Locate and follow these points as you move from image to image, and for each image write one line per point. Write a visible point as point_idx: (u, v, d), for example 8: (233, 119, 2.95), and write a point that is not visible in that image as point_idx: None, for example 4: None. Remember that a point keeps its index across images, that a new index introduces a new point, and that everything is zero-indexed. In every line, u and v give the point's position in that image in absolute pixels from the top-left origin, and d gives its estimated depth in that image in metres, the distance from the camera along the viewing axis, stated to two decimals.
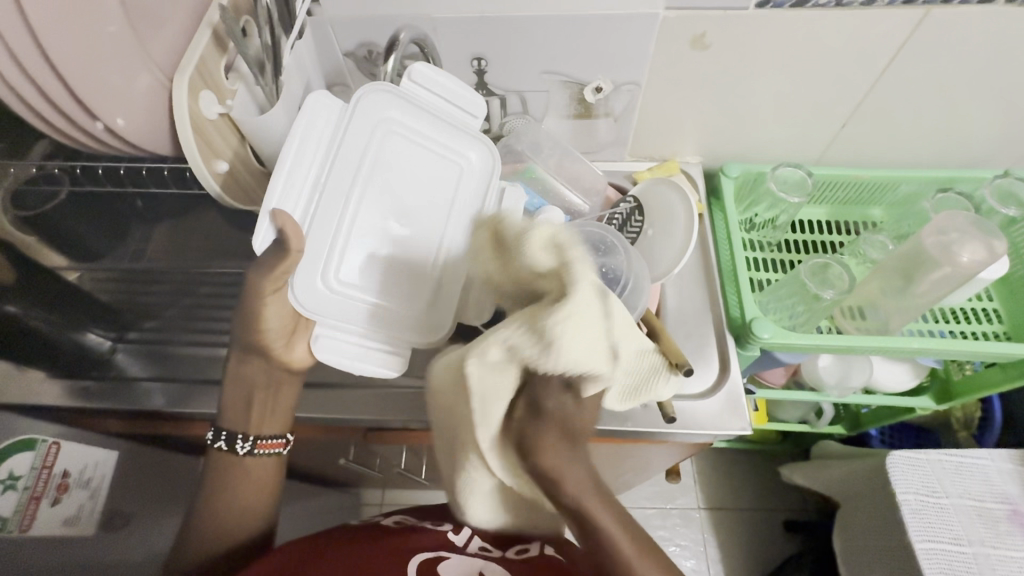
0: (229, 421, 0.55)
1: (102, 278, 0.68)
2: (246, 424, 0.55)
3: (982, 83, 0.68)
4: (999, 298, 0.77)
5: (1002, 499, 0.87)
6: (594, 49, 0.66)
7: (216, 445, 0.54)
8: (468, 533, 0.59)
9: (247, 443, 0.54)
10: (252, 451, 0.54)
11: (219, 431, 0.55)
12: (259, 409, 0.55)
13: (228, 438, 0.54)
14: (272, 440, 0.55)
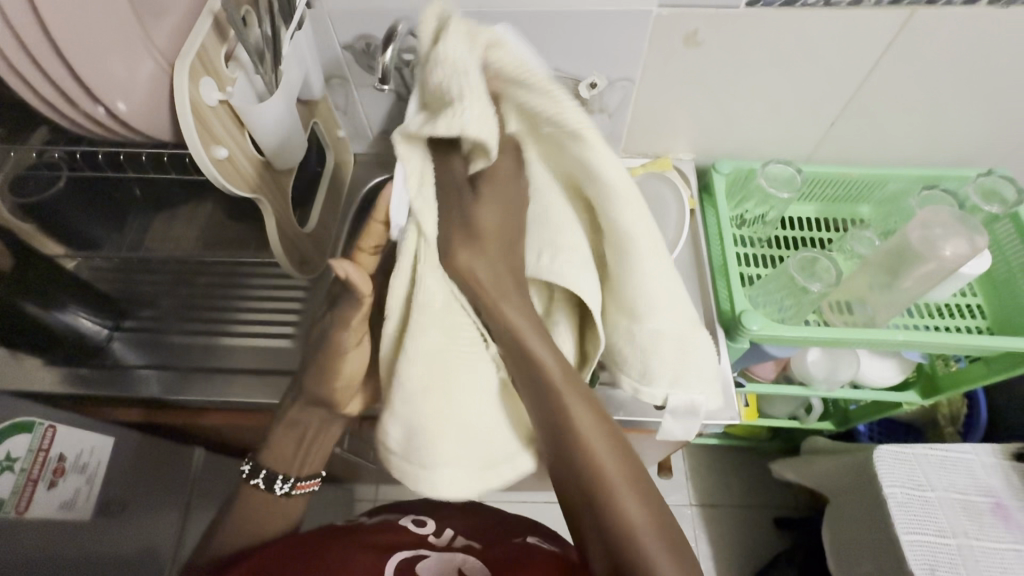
0: (270, 459, 0.58)
1: (100, 267, 0.69)
2: (287, 467, 0.58)
3: (966, 83, 0.70)
4: (982, 294, 0.78)
5: (986, 492, 0.89)
6: (588, 44, 0.67)
7: (254, 483, 0.57)
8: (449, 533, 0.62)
9: (287, 483, 0.58)
10: (290, 491, 0.58)
11: (259, 468, 0.58)
12: (305, 457, 0.59)
13: (268, 478, 0.57)
14: (306, 480, 0.59)
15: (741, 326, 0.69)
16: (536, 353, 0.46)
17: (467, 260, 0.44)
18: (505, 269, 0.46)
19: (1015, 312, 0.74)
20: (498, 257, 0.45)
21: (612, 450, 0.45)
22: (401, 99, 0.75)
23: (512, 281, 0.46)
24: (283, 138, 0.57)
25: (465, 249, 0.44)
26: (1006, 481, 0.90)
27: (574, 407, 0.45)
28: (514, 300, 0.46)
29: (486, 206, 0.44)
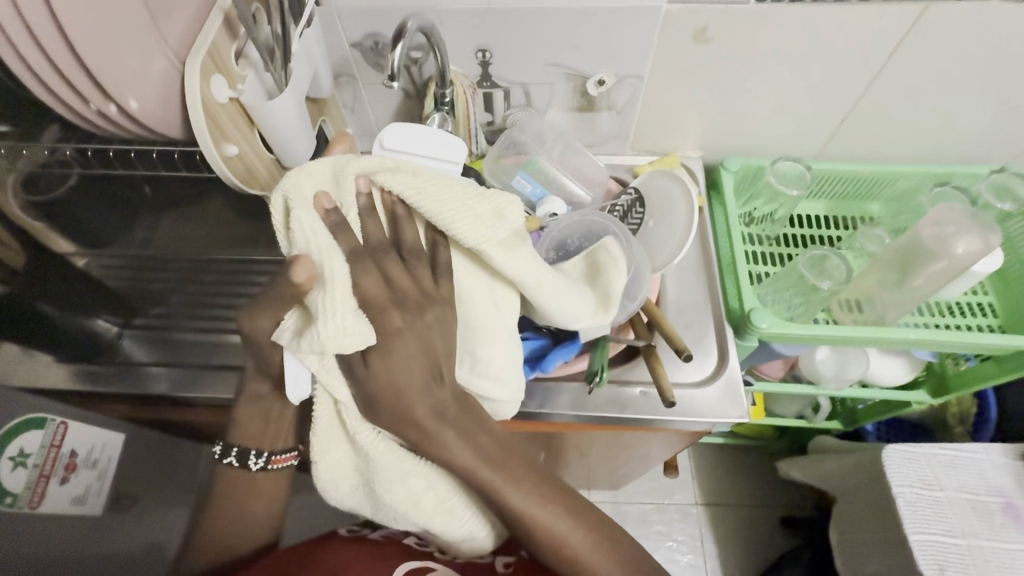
0: (239, 436, 0.55)
1: (110, 263, 0.68)
2: (259, 441, 0.54)
3: (978, 79, 0.70)
4: (994, 293, 0.78)
5: (996, 492, 0.88)
6: (597, 41, 0.67)
7: (225, 462, 0.54)
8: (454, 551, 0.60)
9: (260, 459, 0.54)
10: (265, 467, 0.55)
11: (230, 447, 0.55)
12: (277, 425, 0.55)
13: (240, 454, 0.54)
14: (282, 454, 0.55)
15: (750, 323, 0.69)
16: (457, 457, 0.47)
17: (389, 345, 0.45)
18: (420, 362, 0.47)
19: None
20: (415, 337, 0.47)
21: (555, 511, 0.48)
22: (409, 97, 0.75)
23: (422, 377, 0.46)
24: (293, 135, 0.57)
25: (390, 367, 0.45)
26: (1017, 481, 0.89)
27: (506, 489, 0.47)
28: (422, 398, 0.46)
29: (399, 314, 0.46)
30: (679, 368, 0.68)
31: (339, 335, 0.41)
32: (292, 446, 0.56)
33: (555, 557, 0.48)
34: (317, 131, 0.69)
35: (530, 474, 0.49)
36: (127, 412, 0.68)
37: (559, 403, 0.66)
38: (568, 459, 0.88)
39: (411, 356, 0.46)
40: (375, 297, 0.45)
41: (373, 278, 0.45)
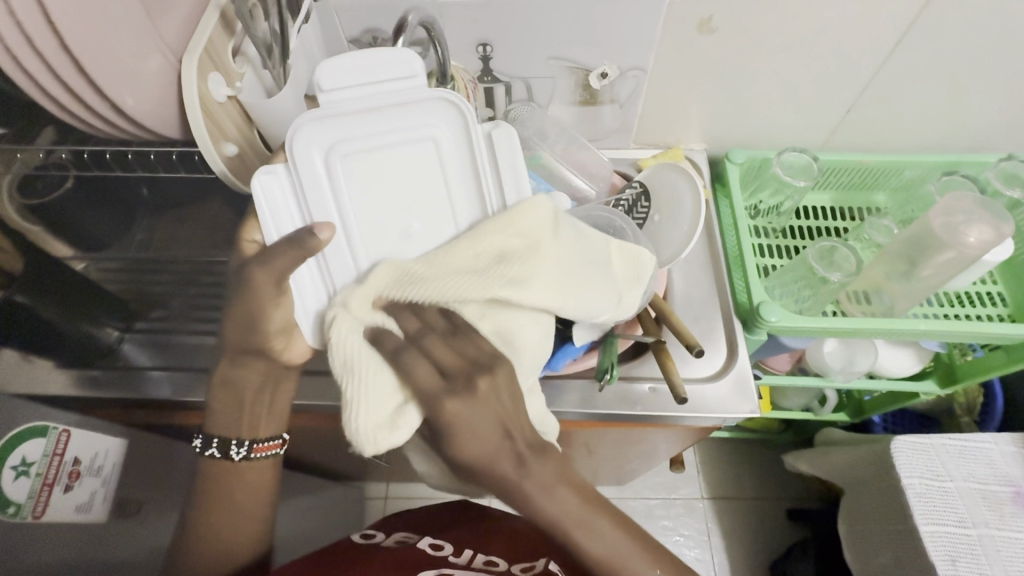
0: (216, 428, 0.56)
1: (108, 268, 0.68)
2: (237, 431, 0.55)
3: (986, 66, 0.69)
4: (1004, 281, 0.77)
5: (1006, 481, 0.88)
6: (601, 33, 0.66)
7: (207, 454, 0.55)
8: (468, 553, 0.62)
9: (243, 448, 0.55)
10: (248, 455, 0.56)
11: (212, 438, 0.55)
12: (253, 415, 0.55)
13: (223, 446, 0.55)
14: (266, 442, 0.57)
15: (759, 317, 0.68)
16: (539, 512, 0.46)
17: (466, 421, 0.44)
18: (492, 420, 0.45)
19: None
20: (484, 410, 0.45)
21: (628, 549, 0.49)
22: None
23: (499, 437, 0.45)
24: None
25: (462, 438, 0.44)
26: None
27: (578, 535, 0.47)
28: (503, 457, 0.45)
29: (454, 401, 0.44)
30: (687, 363, 0.68)
31: (378, 428, 0.44)
32: (276, 435, 0.57)
33: None
34: None
35: (609, 516, 0.49)
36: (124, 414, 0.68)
37: (565, 401, 0.65)
38: (575, 456, 0.88)
39: (474, 426, 0.44)
40: (429, 390, 0.44)
41: (422, 364, 0.45)
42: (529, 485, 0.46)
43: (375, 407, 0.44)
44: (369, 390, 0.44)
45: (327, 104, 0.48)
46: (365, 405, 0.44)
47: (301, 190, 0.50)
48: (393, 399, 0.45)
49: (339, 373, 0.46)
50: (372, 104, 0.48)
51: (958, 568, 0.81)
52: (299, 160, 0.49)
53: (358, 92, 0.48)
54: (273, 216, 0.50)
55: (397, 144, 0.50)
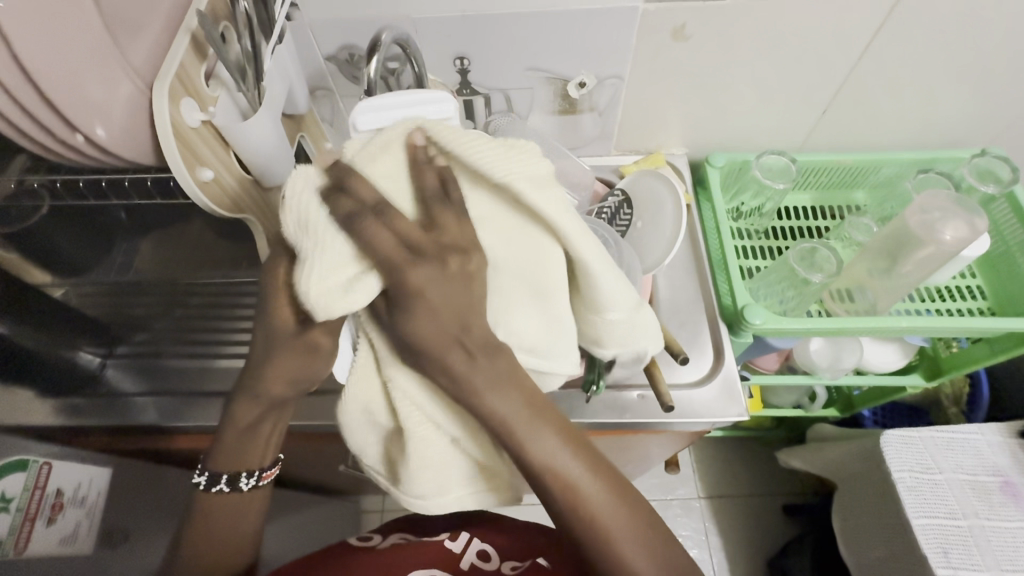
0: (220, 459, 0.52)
1: (88, 293, 0.66)
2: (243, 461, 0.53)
3: (956, 65, 0.70)
4: (982, 275, 0.78)
5: (993, 471, 0.89)
6: (577, 44, 0.66)
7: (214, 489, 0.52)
8: (465, 537, 0.64)
9: (251, 478, 0.53)
10: (257, 483, 0.54)
11: (218, 473, 0.53)
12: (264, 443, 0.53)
13: (231, 479, 0.53)
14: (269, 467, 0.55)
15: (743, 320, 0.68)
16: (499, 413, 0.42)
17: (426, 288, 0.39)
18: (450, 313, 0.40)
19: (1016, 292, 0.74)
20: (448, 280, 0.40)
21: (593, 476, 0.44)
22: None
23: (457, 326, 0.40)
24: (272, 156, 0.56)
25: (420, 316, 0.39)
26: (1013, 459, 0.90)
27: (532, 444, 0.43)
28: (458, 352, 0.41)
29: (419, 269, 0.38)
30: (674, 369, 0.68)
31: (330, 293, 0.37)
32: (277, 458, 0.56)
33: (585, 528, 0.44)
34: (297, 149, 0.67)
35: (572, 441, 0.44)
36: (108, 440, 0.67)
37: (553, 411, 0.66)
38: None
39: (446, 309, 0.40)
40: (392, 258, 0.38)
41: (391, 235, 0.38)
42: (488, 391, 0.42)
43: (335, 270, 0.37)
44: (336, 254, 0.37)
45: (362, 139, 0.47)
46: (334, 257, 0.37)
47: None
48: (426, 182, 0.40)
49: (397, 159, 0.41)
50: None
51: (951, 560, 0.82)
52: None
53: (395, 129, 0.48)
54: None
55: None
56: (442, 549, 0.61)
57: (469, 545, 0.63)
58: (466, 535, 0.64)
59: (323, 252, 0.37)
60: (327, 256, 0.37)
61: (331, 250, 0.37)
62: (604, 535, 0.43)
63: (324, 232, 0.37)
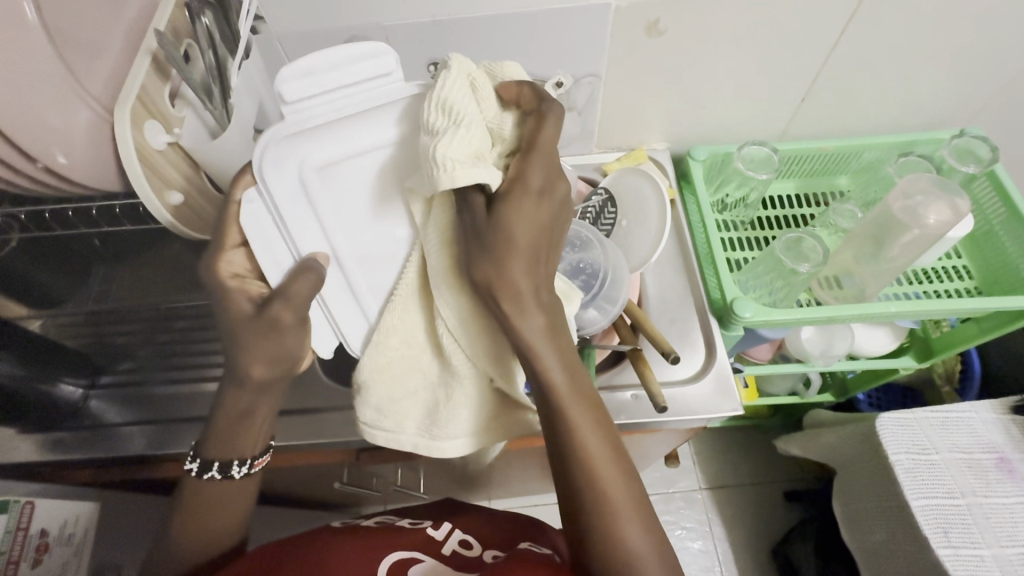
0: (216, 452, 0.52)
1: (69, 324, 0.61)
2: (240, 451, 0.53)
3: (931, 46, 0.70)
4: (967, 255, 0.79)
5: (988, 448, 0.89)
6: (550, 44, 0.65)
7: (206, 477, 0.52)
8: (448, 526, 0.61)
9: (244, 467, 0.53)
10: (250, 471, 0.53)
11: (209, 462, 0.52)
12: (257, 431, 0.53)
13: (222, 467, 0.52)
14: (262, 457, 0.54)
15: (733, 314, 0.68)
16: (545, 358, 0.43)
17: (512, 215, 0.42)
18: (529, 243, 0.42)
19: (1002, 270, 0.74)
20: (534, 213, 0.43)
21: (605, 445, 0.44)
22: None
23: (528, 260, 0.42)
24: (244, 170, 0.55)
25: (508, 233, 0.42)
26: (1006, 435, 0.91)
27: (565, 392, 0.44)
28: (523, 278, 0.42)
29: (535, 191, 0.43)
30: (667, 367, 0.68)
31: (466, 163, 0.41)
32: (268, 445, 0.55)
33: (586, 493, 0.43)
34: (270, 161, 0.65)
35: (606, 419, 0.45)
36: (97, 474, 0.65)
37: None
38: None
39: (537, 230, 0.43)
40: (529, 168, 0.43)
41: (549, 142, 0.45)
42: (538, 329, 0.43)
43: (459, 151, 0.41)
44: (457, 143, 0.41)
45: (295, 114, 0.45)
46: (468, 136, 0.41)
47: (276, 208, 0.48)
48: (471, 125, 0.42)
49: (432, 110, 0.42)
50: (344, 107, 0.46)
51: (951, 539, 0.82)
52: (270, 181, 0.46)
53: (330, 95, 0.45)
54: (263, 240, 0.48)
55: (374, 144, 0.48)
56: (423, 536, 0.58)
57: (451, 534, 0.60)
58: (449, 526, 0.61)
59: (453, 138, 0.41)
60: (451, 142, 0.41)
61: (457, 143, 0.41)
62: (604, 503, 0.43)
63: (467, 116, 0.42)
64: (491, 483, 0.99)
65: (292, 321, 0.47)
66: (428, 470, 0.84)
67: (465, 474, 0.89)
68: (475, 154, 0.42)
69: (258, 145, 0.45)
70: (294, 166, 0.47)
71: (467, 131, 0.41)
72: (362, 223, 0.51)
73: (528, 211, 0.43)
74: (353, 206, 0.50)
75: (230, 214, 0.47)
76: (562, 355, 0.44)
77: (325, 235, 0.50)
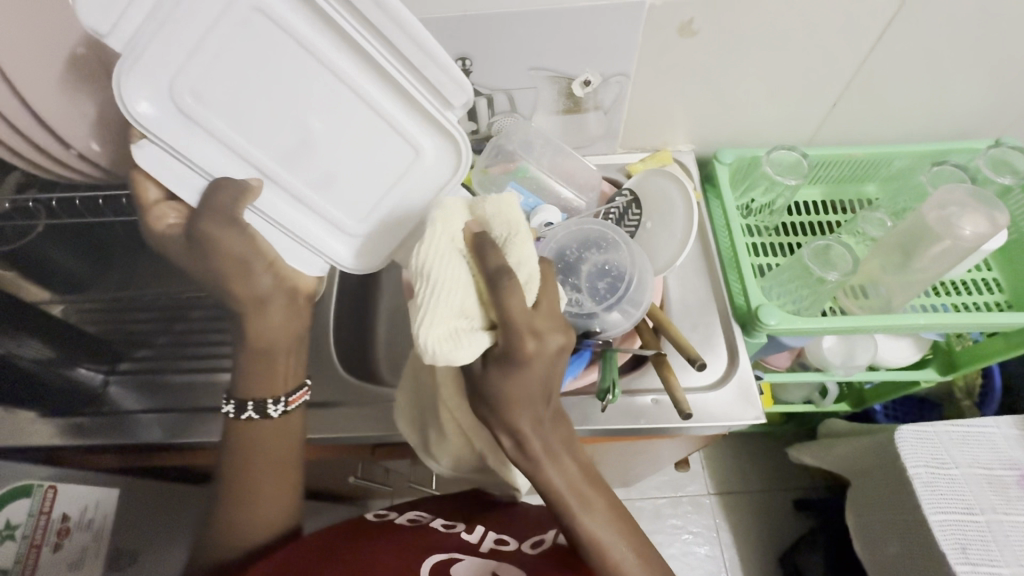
0: (247, 391, 0.57)
1: (89, 309, 0.62)
2: (271, 388, 0.57)
3: (971, 54, 0.68)
4: (998, 268, 0.77)
5: (1011, 466, 0.88)
6: (582, 41, 0.64)
7: (243, 416, 0.56)
8: (481, 530, 0.60)
9: (280, 405, 0.57)
10: (285, 410, 0.58)
11: (245, 401, 0.57)
12: (282, 366, 0.58)
13: (258, 406, 0.56)
14: (296, 393, 0.59)
15: (758, 321, 0.67)
16: (556, 486, 0.50)
17: (530, 362, 0.47)
18: (535, 389, 0.48)
19: None
20: (550, 357, 0.48)
21: (626, 546, 0.50)
22: None
23: (533, 407, 0.49)
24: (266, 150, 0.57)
25: (513, 384, 0.48)
26: None
27: (578, 511, 0.50)
28: (530, 419, 0.49)
29: (536, 343, 0.47)
30: (689, 372, 0.67)
31: (458, 344, 0.44)
32: (302, 383, 0.60)
33: None
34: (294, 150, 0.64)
35: (614, 509, 0.51)
36: (119, 458, 0.64)
37: (571, 417, 0.64)
38: None
39: (544, 377, 0.48)
40: (521, 318, 0.45)
41: (519, 297, 0.45)
42: (551, 462, 0.50)
43: (444, 330, 0.44)
44: (439, 326, 0.43)
45: (125, 44, 0.43)
46: (451, 310, 0.44)
47: (177, 149, 0.49)
48: (444, 292, 0.44)
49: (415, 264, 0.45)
50: (166, 14, 0.43)
51: (970, 556, 0.81)
52: (153, 121, 0.48)
53: (141, 8, 0.42)
54: (180, 182, 0.51)
55: (215, 37, 0.45)
56: (458, 540, 0.57)
57: (485, 537, 0.59)
58: (481, 529, 0.60)
59: (432, 320, 0.43)
60: (428, 328, 0.43)
61: (435, 324, 0.43)
62: None
63: (441, 278, 0.44)
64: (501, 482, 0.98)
65: (213, 230, 0.52)
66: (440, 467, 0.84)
67: None
68: (460, 321, 0.45)
69: (117, 87, 0.45)
70: (163, 94, 0.47)
71: (444, 297, 0.44)
72: (268, 130, 0.51)
73: (533, 367, 0.47)
74: (250, 113, 0.50)
75: (143, 180, 0.51)
76: (574, 477, 0.51)
77: (239, 157, 0.52)
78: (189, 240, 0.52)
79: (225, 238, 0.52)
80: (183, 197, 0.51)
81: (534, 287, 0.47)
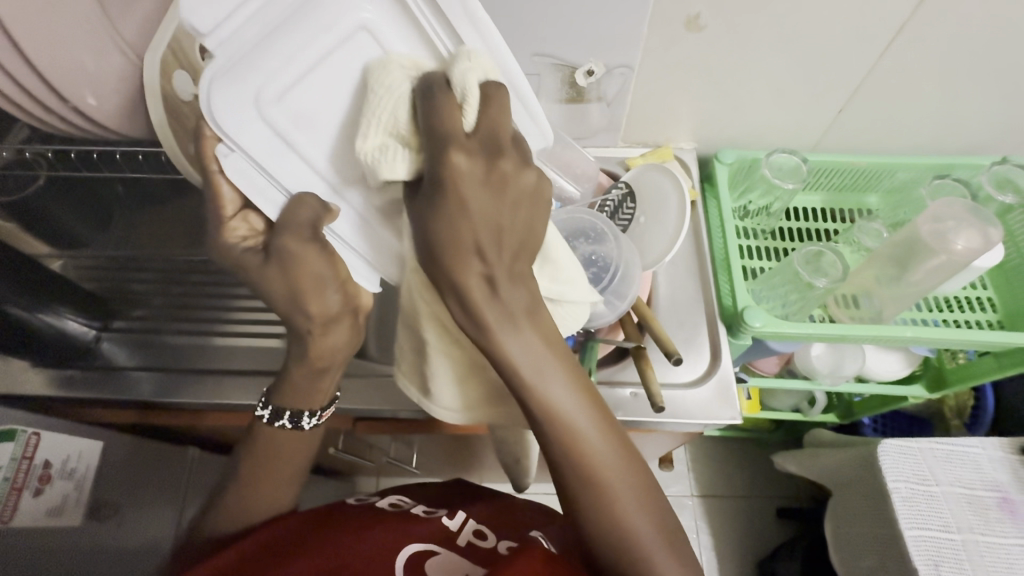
0: (283, 400, 0.56)
1: (87, 266, 0.65)
2: (307, 401, 0.56)
3: (982, 68, 0.67)
4: (993, 287, 0.76)
5: (992, 487, 0.87)
6: (585, 30, 0.64)
7: (277, 424, 0.56)
8: (462, 517, 0.59)
9: (313, 418, 0.57)
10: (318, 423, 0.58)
11: (281, 410, 0.56)
12: (326, 385, 0.56)
13: (293, 417, 0.56)
14: (326, 408, 0.59)
15: (742, 322, 0.67)
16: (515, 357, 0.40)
17: (461, 180, 0.35)
18: (472, 227, 0.36)
19: None
20: (482, 174, 0.36)
21: (606, 440, 0.43)
22: None
23: (476, 251, 0.37)
24: None
25: (450, 212, 0.36)
26: (1012, 475, 0.88)
27: (544, 384, 0.41)
28: (472, 267, 0.37)
29: (460, 155, 0.35)
30: (669, 368, 0.67)
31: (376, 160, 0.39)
32: (332, 398, 0.59)
33: (593, 509, 0.42)
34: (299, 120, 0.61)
35: (583, 381, 0.43)
36: (134, 414, 0.66)
37: None
38: None
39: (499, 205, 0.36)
40: (445, 130, 0.35)
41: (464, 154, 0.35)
42: (512, 333, 0.40)
43: (379, 131, 0.39)
44: (375, 121, 0.39)
45: (221, 47, 0.38)
46: (387, 116, 0.39)
47: (258, 159, 0.45)
48: (393, 99, 0.39)
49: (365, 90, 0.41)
50: (273, 19, 0.38)
51: (941, 572, 0.80)
52: (233, 126, 0.43)
53: (252, 10, 0.37)
54: (261, 196, 0.46)
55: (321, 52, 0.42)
56: (438, 526, 0.56)
57: (466, 522, 0.58)
58: (464, 514, 0.60)
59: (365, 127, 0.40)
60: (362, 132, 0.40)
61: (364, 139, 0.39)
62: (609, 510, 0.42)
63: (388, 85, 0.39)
64: (483, 465, 0.99)
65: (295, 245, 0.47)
66: (421, 446, 0.85)
67: (457, 454, 0.90)
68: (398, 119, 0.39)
69: (203, 89, 0.40)
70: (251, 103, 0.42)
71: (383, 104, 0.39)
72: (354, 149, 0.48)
73: (467, 202, 0.36)
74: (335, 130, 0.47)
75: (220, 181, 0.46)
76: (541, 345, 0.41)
77: (316, 172, 0.48)
78: (266, 255, 0.47)
79: (306, 257, 0.47)
80: (264, 210, 0.47)
81: (477, 103, 0.36)
